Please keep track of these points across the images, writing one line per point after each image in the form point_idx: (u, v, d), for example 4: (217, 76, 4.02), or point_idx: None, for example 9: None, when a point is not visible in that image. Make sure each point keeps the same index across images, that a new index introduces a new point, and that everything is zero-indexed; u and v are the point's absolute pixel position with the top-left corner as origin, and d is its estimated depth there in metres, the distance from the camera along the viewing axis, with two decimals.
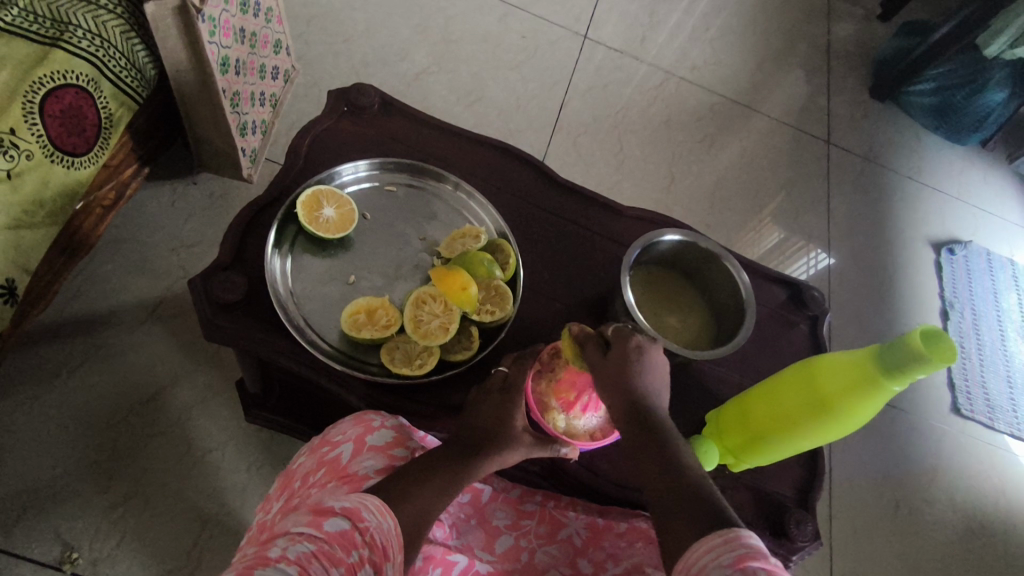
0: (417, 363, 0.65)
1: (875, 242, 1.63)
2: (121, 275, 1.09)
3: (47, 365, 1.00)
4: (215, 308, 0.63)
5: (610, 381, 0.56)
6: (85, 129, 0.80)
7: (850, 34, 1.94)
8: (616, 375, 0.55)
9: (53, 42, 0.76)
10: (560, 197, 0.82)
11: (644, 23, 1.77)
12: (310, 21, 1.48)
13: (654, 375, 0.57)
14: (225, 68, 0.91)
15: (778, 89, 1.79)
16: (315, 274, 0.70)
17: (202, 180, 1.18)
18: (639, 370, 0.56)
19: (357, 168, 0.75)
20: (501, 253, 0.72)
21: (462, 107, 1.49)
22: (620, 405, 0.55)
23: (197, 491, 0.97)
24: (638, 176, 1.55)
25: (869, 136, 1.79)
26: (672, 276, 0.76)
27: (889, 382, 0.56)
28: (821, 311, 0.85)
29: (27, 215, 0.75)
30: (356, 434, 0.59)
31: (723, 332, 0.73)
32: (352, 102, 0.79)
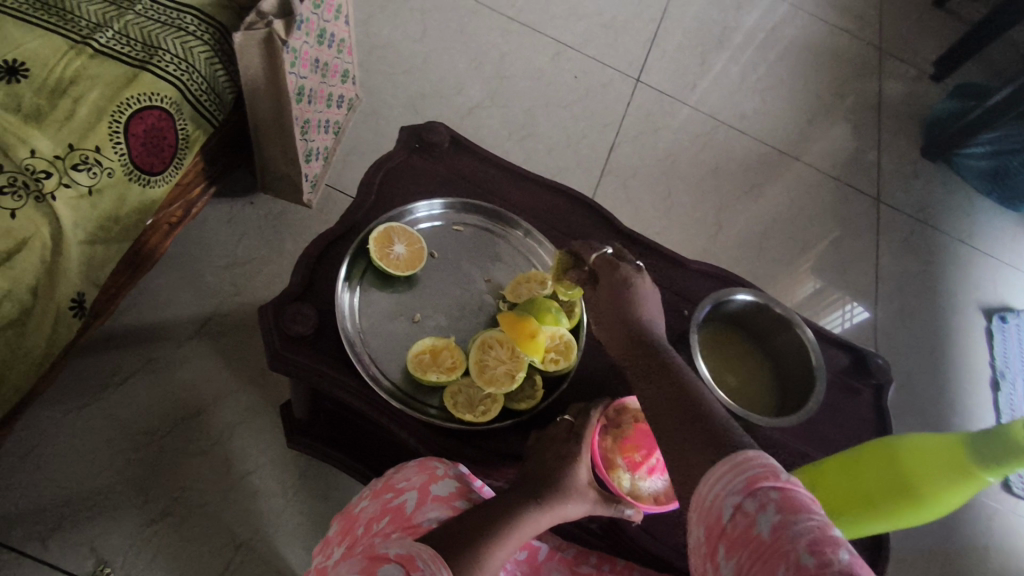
0: (480, 410, 0.64)
1: (924, 304, 1.59)
2: (174, 290, 1.10)
3: (96, 374, 1.01)
4: (284, 340, 0.63)
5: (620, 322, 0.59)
6: (164, 149, 0.82)
7: (902, 92, 1.93)
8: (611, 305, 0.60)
9: (141, 65, 0.78)
10: (624, 246, 0.81)
11: (697, 70, 1.78)
12: (372, 50, 1.51)
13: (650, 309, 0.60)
14: (299, 98, 0.93)
15: (828, 143, 1.77)
16: (380, 310, 0.69)
17: (259, 201, 1.20)
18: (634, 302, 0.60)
19: (430, 205, 0.76)
20: (566, 300, 0.72)
21: (513, 143, 1.50)
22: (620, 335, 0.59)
23: (232, 513, 0.96)
24: (684, 222, 1.54)
25: (920, 195, 1.76)
26: (739, 335, 0.74)
27: (983, 475, 0.54)
28: (886, 380, 0.82)
29: (103, 231, 0.76)
30: (420, 483, 0.57)
31: (790, 399, 0.72)
32: (423, 140, 0.80)
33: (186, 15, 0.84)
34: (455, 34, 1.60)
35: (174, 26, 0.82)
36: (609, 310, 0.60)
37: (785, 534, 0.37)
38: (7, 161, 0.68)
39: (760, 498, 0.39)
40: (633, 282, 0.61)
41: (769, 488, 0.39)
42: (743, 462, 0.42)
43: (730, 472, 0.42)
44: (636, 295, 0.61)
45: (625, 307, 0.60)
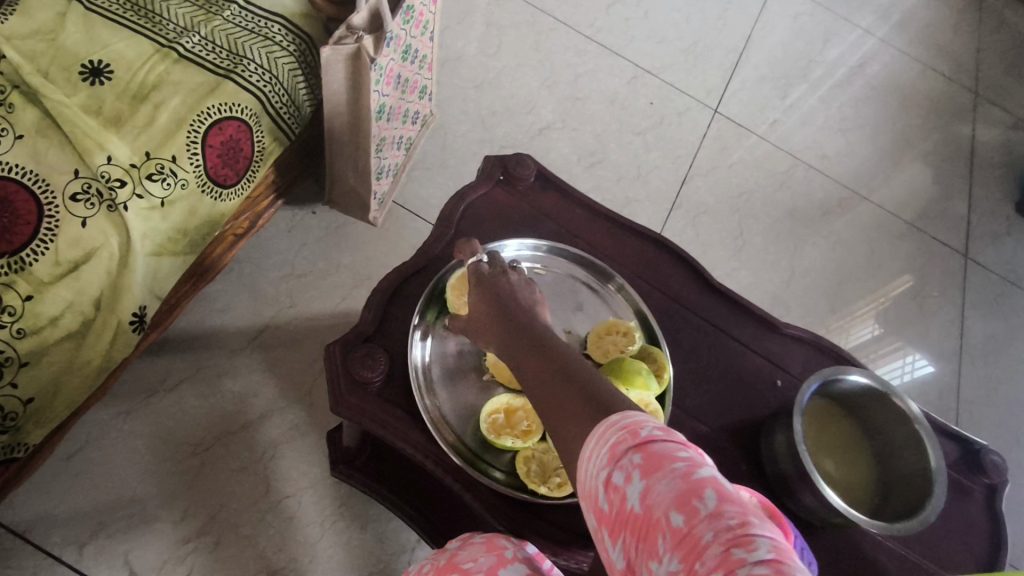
0: (556, 482, 0.57)
1: (1012, 374, 1.47)
2: (230, 296, 1.07)
3: (146, 378, 0.98)
4: (350, 384, 0.59)
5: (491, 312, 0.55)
6: (239, 161, 0.78)
7: (998, 141, 1.80)
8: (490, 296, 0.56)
9: (225, 74, 0.76)
10: (715, 305, 0.75)
11: (778, 104, 1.69)
12: (445, 63, 1.48)
13: (527, 296, 0.57)
14: (379, 115, 0.89)
15: (915, 191, 1.66)
16: (452, 356, 0.64)
17: (322, 211, 1.17)
18: (507, 289, 0.57)
19: (521, 246, 0.69)
20: (653, 363, 0.65)
21: (582, 168, 1.45)
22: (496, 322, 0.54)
23: (268, 538, 0.93)
24: (756, 265, 1.45)
25: (1012, 254, 1.63)
26: (846, 422, 0.67)
27: None
28: (1001, 481, 0.73)
29: (171, 244, 0.73)
30: (488, 566, 0.50)
31: (892, 505, 0.62)
32: (510, 171, 0.75)
33: (273, 23, 0.80)
34: (530, 51, 1.55)
35: (260, 34, 0.79)
36: (483, 301, 0.57)
37: (653, 501, 0.34)
38: (83, 166, 0.66)
39: (624, 465, 0.36)
40: (505, 274, 0.59)
41: (632, 454, 0.36)
42: (606, 432, 0.38)
43: (598, 446, 0.38)
44: (509, 282, 0.57)
45: (500, 292, 0.57)
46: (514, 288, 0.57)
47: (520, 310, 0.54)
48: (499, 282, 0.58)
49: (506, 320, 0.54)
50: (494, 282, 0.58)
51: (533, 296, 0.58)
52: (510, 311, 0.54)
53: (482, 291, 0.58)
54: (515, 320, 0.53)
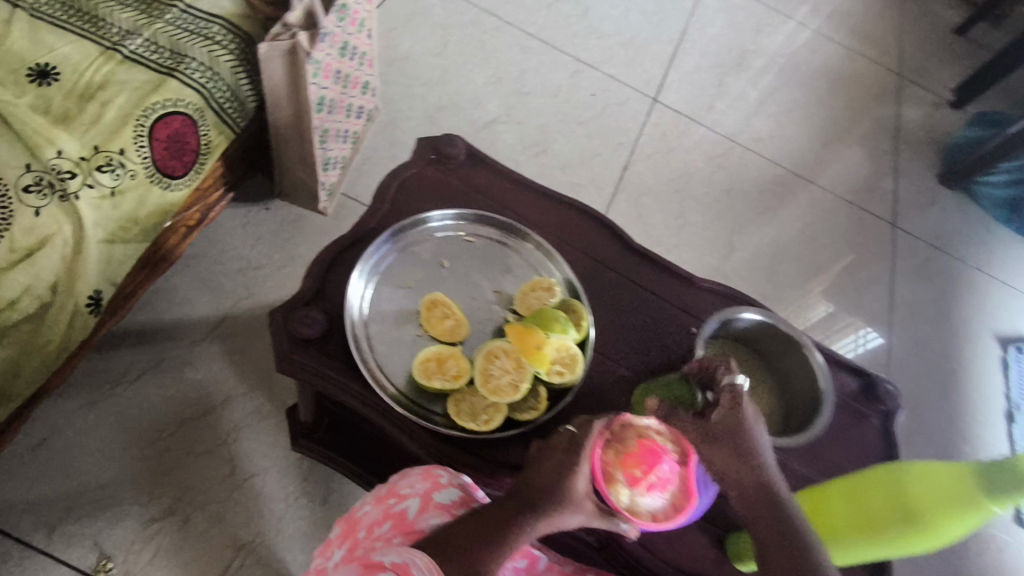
0: (483, 419, 0.65)
1: (938, 331, 1.57)
2: (188, 291, 1.12)
3: (109, 371, 1.02)
4: (293, 343, 0.65)
5: (732, 453, 0.58)
6: (185, 153, 0.83)
7: (921, 119, 1.91)
8: (730, 435, 0.58)
9: (168, 72, 0.81)
10: (634, 263, 0.82)
11: (714, 91, 1.79)
12: (392, 63, 1.54)
13: (760, 435, 0.59)
14: (320, 108, 0.95)
15: (845, 167, 1.76)
16: (388, 317, 0.70)
17: (275, 207, 1.22)
18: (751, 438, 0.58)
19: (444, 215, 0.75)
20: (572, 312, 0.71)
21: (528, 158, 1.52)
22: (734, 474, 0.57)
23: (235, 514, 0.97)
24: (696, 242, 1.54)
25: (937, 222, 1.74)
26: (745, 356, 0.74)
27: (990, 502, 0.54)
28: (895, 406, 0.81)
29: (123, 232, 0.78)
30: (424, 490, 0.58)
31: (793, 421, 0.71)
32: (440, 151, 0.81)
33: (213, 24, 0.86)
34: (475, 49, 1.62)
35: (202, 35, 0.84)
36: (719, 434, 0.58)
37: None
38: (34, 160, 0.71)
39: None
40: (750, 410, 0.60)
41: None
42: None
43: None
44: (742, 420, 0.58)
45: (735, 441, 0.58)
46: (757, 430, 0.59)
47: (765, 464, 0.58)
48: (736, 433, 0.58)
49: (747, 464, 0.57)
50: (737, 426, 0.58)
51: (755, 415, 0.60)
52: (752, 459, 0.57)
53: (712, 425, 0.59)
54: (755, 469, 0.57)
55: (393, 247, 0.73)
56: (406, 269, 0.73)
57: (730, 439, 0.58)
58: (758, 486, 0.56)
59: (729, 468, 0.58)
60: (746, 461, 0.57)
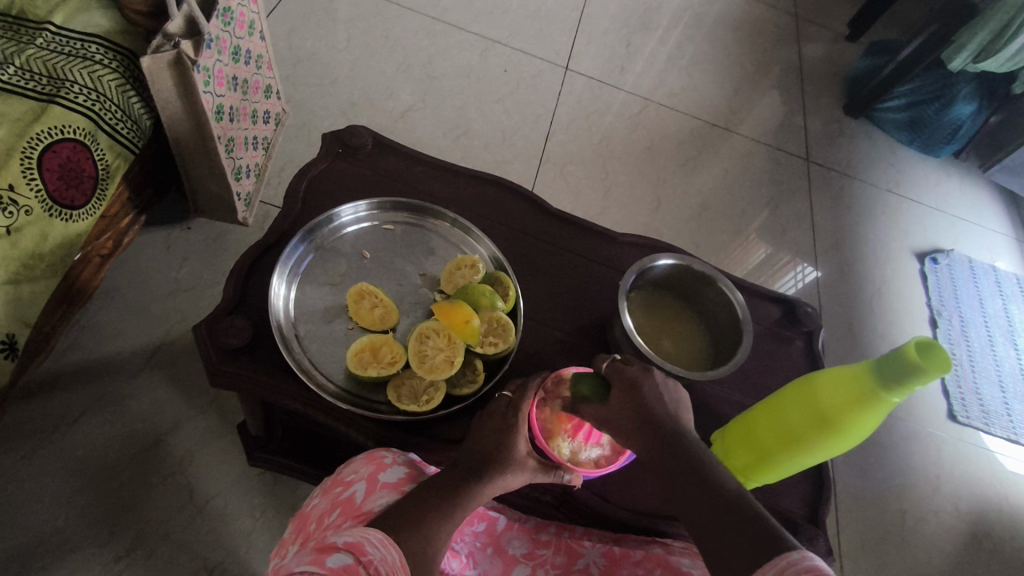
0: (424, 399, 0.66)
1: (861, 253, 1.66)
2: (117, 323, 1.07)
3: (43, 418, 0.97)
4: (221, 354, 0.64)
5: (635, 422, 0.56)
6: (83, 181, 0.81)
7: (821, 54, 1.99)
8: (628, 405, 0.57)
9: (49, 99, 0.77)
10: (554, 227, 0.84)
11: (623, 52, 1.81)
12: (297, 64, 1.51)
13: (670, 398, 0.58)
14: (219, 116, 0.93)
15: (757, 110, 1.82)
16: (316, 314, 0.70)
17: (196, 225, 1.18)
18: (649, 398, 0.57)
19: (356, 208, 0.76)
20: (500, 285, 0.73)
21: (449, 141, 1.51)
22: (640, 434, 0.55)
23: (199, 540, 0.94)
24: (625, 202, 1.57)
25: (848, 152, 1.82)
26: (667, 298, 0.77)
27: (888, 394, 0.58)
28: (816, 326, 0.86)
29: (26, 269, 0.75)
30: (369, 473, 0.59)
31: (722, 351, 0.75)
32: (347, 143, 0.81)
33: (90, 44, 0.83)
34: (381, 41, 1.60)
35: (79, 56, 0.81)
36: (623, 402, 0.57)
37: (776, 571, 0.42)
38: None
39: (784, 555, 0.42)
40: (644, 378, 0.58)
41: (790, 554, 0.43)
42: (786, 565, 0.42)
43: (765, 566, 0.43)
44: (647, 384, 0.58)
45: (637, 400, 0.57)
46: (658, 394, 0.57)
47: (667, 420, 0.55)
48: (637, 390, 0.57)
49: (650, 427, 0.55)
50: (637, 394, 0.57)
51: (676, 399, 0.58)
52: (654, 422, 0.55)
53: (621, 392, 0.58)
54: (659, 427, 0.55)
55: (310, 247, 0.73)
56: (329, 267, 0.73)
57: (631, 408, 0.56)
58: (657, 438, 0.54)
59: (637, 437, 0.56)
60: (650, 423, 0.55)
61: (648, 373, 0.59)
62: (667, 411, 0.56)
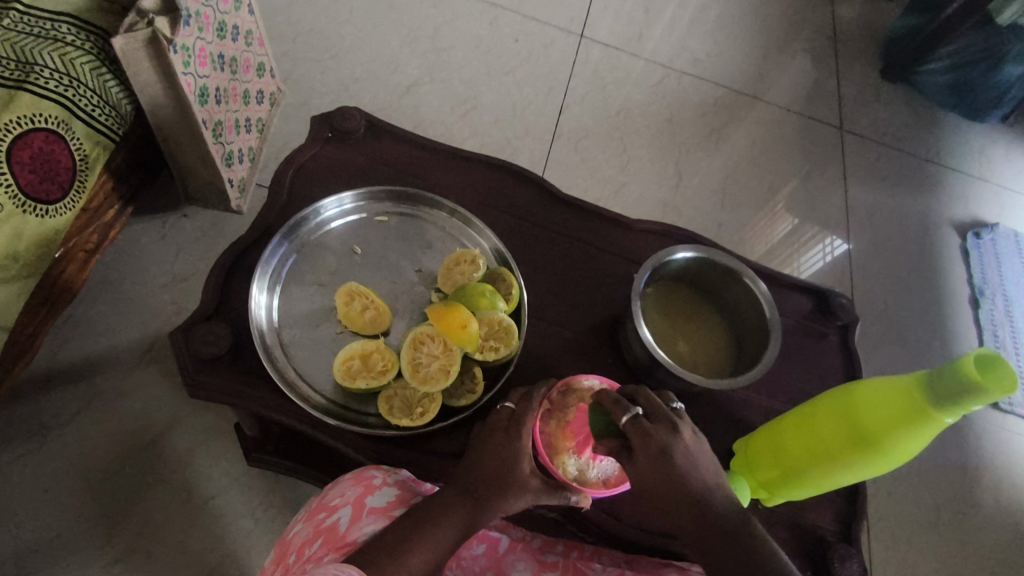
0: (418, 412, 0.60)
1: (897, 229, 1.55)
2: (113, 317, 1.03)
3: (41, 416, 0.94)
4: (197, 364, 0.59)
5: (662, 481, 0.51)
6: (59, 173, 0.76)
7: (858, 13, 1.85)
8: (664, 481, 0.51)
9: (18, 85, 0.72)
10: (563, 215, 0.77)
11: (642, 16, 1.70)
12: (297, 38, 1.43)
13: (706, 470, 0.52)
14: (204, 99, 0.87)
15: (787, 76, 1.70)
16: (303, 319, 0.65)
17: (192, 212, 1.13)
18: (685, 474, 0.51)
19: (342, 200, 0.70)
20: (502, 283, 0.67)
21: (458, 118, 1.43)
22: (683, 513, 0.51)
23: (200, 541, 0.91)
24: (644, 178, 1.48)
25: (885, 119, 1.70)
26: (687, 293, 0.70)
27: (939, 413, 0.51)
28: (851, 320, 0.79)
29: (1, 270, 0.70)
30: (355, 497, 0.54)
31: (748, 353, 0.68)
32: (336, 127, 0.74)
33: (60, 24, 0.77)
34: (384, 10, 1.52)
35: (50, 38, 0.75)
36: (654, 477, 0.51)
37: None
38: None
39: None
40: (673, 438, 0.52)
41: None
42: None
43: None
44: (681, 454, 0.51)
45: (674, 474, 0.51)
46: (689, 457, 0.51)
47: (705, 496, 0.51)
48: (669, 461, 0.51)
49: (680, 490, 0.51)
50: (665, 451, 0.51)
51: (714, 468, 0.53)
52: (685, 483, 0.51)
53: (651, 464, 0.51)
54: (690, 492, 0.51)
55: (294, 244, 0.68)
56: (317, 265, 0.68)
57: (658, 466, 0.51)
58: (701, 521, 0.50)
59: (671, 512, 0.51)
60: (680, 485, 0.51)
61: (677, 433, 0.52)
62: (704, 483, 0.51)
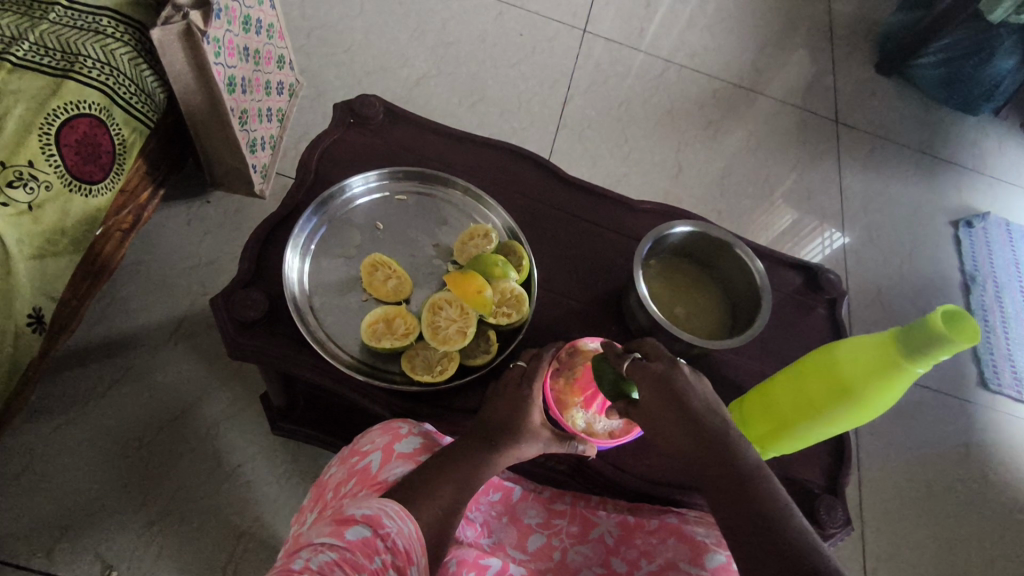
0: (438, 369, 0.66)
1: (891, 218, 1.60)
2: (142, 297, 1.09)
3: (77, 388, 1.00)
4: (237, 327, 0.65)
5: (671, 412, 0.57)
6: (100, 157, 0.81)
7: (853, 9, 1.90)
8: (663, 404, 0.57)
9: (64, 74, 0.77)
10: (569, 195, 0.82)
11: (643, 12, 1.75)
12: (311, 33, 1.49)
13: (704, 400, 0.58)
14: (232, 88, 0.92)
15: (784, 70, 1.75)
16: (332, 287, 0.70)
17: (215, 199, 1.19)
18: (685, 399, 0.57)
19: (366, 179, 0.75)
20: (514, 255, 0.72)
21: (465, 109, 1.49)
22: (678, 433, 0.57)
23: (228, 505, 0.97)
24: (645, 168, 1.53)
25: (880, 112, 1.75)
26: (685, 266, 0.76)
27: (912, 364, 0.57)
28: (839, 294, 0.84)
29: (50, 246, 0.76)
30: (384, 443, 0.60)
31: (741, 320, 0.74)
32: (357, 113, 0.80)
33: (101, 17, 0.83)
34: (394, 6, 1.57)
35: (91, 30, 0.81)
36: (656, 400, 0.57)
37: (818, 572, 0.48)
38: None
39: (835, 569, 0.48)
40: (677, 372, 0.58)
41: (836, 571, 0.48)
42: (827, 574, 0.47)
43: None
44: (682, 383, 0.57)
45: (674, 399, 0.57)
46: (690, 387, 0.57)
47: (703, 418, 0.56)
48: (671, 388, 0.57)
49: (690, 422, 0.56)
50: (669, 380, 0.57)
51: (713, 399, 0.59)
52: (695, 417, 0.56)
53: (654, 391, 0.57)
54: (698, 424, 0.56)
55: (323, 219, 0.73)
56: (343, 239, 0.73)
57: (661, 391, 0.57)
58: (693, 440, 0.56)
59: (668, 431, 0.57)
60: (689, 418, 0.56)
61: (679, 368, 0.58)
62: (702, 408, 0.57)
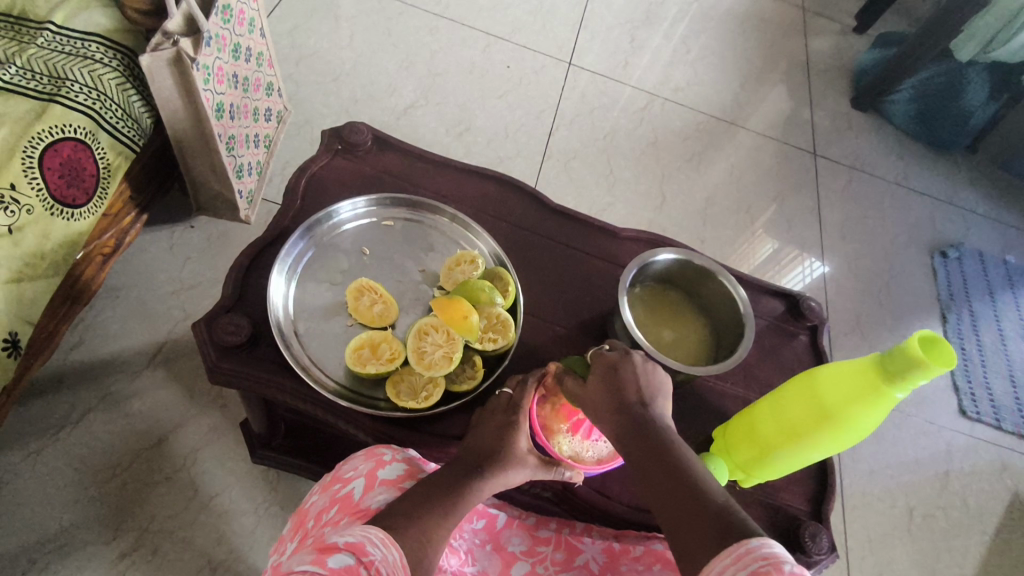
0: (423, 396, 0.66)
1: (868, 247, 1.64)
2: (122, 322, 1.07)
3: (50, 416, 0.97)
4: (220, 351, 0.64)
5: (610, 405, 0.56)
6: (84, 180, 0.81)
7: (829, 47, 1.96)
8: (603, 390, 0.57)
9: (50, 98, 0.77)
10: (554, 222, 0.83)
11: (627, 46, 1.80)
12: (300, 62, 1.51)
13: (651, 387, 0.57)
14: (220, 114, 0.93)
15: (763, 104, 1.80)
16: (316, 312, 0.70)
17: (199, 224, 1.18)
18: (627, 384, 0.56)
19: (355, 205, 0.76)
20: (500, 281, 0.73)
21: (452, 138, 1.51)
22: (611, 419, 0.56)
23: (205, 536, 0.94)
24: (629, 197, 1.56)
25: (855, 145, 1.80)
26: (669, 292, 0.77)
27: (891, 390, 0.57)
28: (820, 321, 0.86)
29: (29, 269, 0.75)
30: (367, 469, 0.59)
31: (724, 346, 0.74)
32: (346, 139, 0.81)
33: (90, 43, 0.83)
34: (383, 38, 1.60)
35: (79, 55, 0.81)
36: (600, 388, 0.57)
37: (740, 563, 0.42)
38: None
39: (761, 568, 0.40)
40: (625, 361, 0.58)
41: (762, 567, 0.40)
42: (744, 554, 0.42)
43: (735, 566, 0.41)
44: (627, 369, 0.57)
45: (615, 384, 0.57)
46: (636, 374, 0.57)
47: (643, 404, 0.55)
48: (614, 374, 0.57)
49: (625, 412, 0.55)
50: (615, 367, 0.58)
51: (659, 388, 0.58)
52: (633, 410, 0.55)
53: (602, 380, 0.58)
54: (634, 413, 0.55)
55: (309, 243, 0.73)
56: (329, 264, 0.73)
57: (605, 379, 0.57)
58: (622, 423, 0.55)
59: (604, 417, 0.57)
60: (625, 408, 0.55)
61: (628, 356, 0.59)
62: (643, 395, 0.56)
